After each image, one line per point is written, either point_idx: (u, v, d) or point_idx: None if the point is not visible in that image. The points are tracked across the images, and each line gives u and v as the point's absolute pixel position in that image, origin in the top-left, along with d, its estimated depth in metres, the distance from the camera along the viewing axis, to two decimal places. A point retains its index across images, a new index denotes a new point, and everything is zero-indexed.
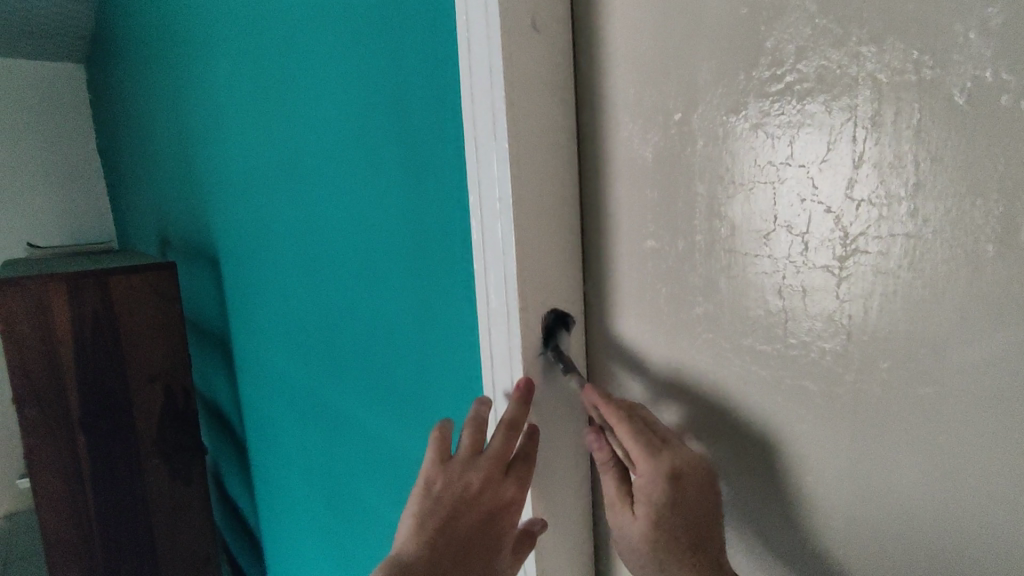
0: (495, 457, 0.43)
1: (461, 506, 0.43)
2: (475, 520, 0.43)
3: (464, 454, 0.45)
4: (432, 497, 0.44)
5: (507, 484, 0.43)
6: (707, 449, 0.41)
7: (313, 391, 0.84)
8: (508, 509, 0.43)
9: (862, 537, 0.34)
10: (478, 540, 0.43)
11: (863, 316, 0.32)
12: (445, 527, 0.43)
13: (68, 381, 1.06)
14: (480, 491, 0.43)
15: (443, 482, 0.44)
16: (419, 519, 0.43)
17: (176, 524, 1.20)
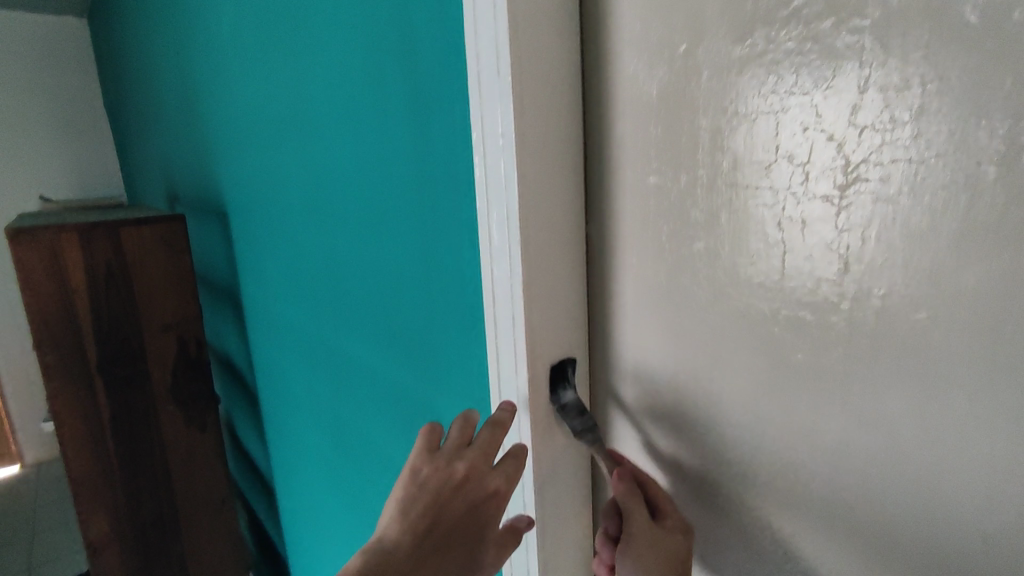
0: (483, 447, 0.46)
1: (447, 491, 0.45)
2: (461, 505, 0.45)
3: (452, 443, 0.47)
4: (419, 482, 0.45)
5: (494, 472, 0.46)
6: (704, 381, 0.42)
7: (323, 339, 0.87)
8: (493, 498, 0.45)
9: (851, 463, 0.35)
10: (462, 523, 0.45)
11: (860, 245, 0.32)
12: (431, 511, 0.44)
13: (85, 331, 0.99)
14: (466, 478, 0.45)
15: (431, 470, 0.46)
16: (406, 502, 0.45)
17: (196, 476, 1.15)
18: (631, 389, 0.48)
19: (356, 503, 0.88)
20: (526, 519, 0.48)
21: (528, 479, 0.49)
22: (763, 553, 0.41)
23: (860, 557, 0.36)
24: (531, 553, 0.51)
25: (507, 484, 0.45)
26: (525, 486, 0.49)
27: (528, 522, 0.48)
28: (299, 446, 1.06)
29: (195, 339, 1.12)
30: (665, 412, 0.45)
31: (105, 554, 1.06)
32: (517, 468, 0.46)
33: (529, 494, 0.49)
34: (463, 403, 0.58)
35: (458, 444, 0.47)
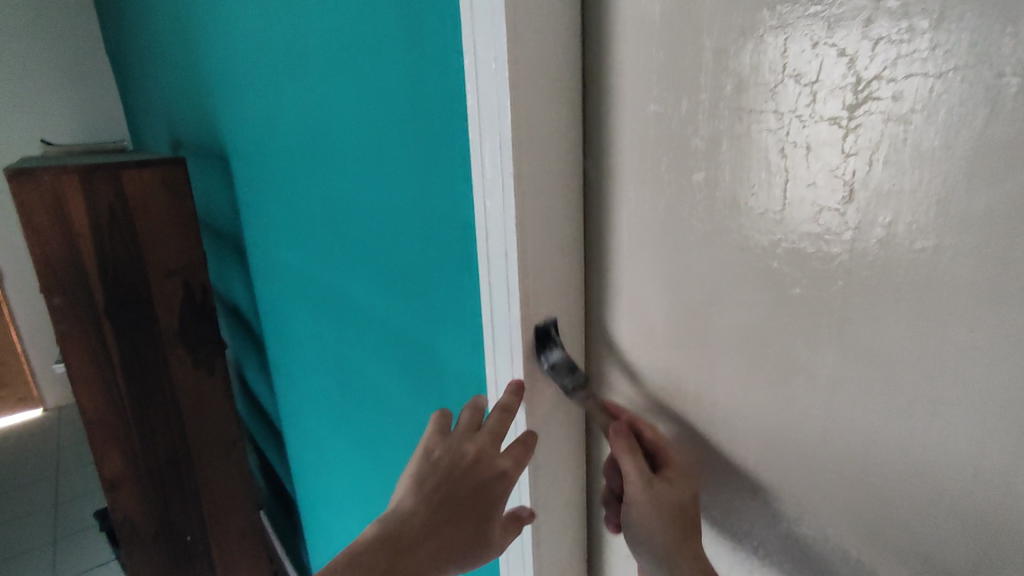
0: (492, 432, 0.47)
1: (457, 470, 0.47)
2: (469, 484, 0.46)
3: (462, 427, 0.49)
4: (431, 461, 0.48)
5: (502, 454, 0.46)
6: (697, 320, 0.41)
7: (326, 284, 0.86)
8: (500, 481, 0.46)
9: (843, 400, 0.33)
10: (470, 501, 0.46)
11: (866, 171, 0.30)
12: (441, 487, 0.46)
13: (91, 274, 0.99)
14: (476, 459, 0.47)
15: (442, 450, 0.48)
16: (417, 478, 0.47)
17: (208, 416, 1.18)
18: (626, 328, 0.47)
19: (360, 444, 0.90)
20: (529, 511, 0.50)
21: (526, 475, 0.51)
22: (753, 491, 0.40)
23: (850, 496, 0.35)
24: (525, 542, 0.52)
25: (514, 466, 0.46)
26: (522, 481, 0.51)
27: (529, 511, 0.49)
28: (305, 389, 1.07)
29: (201, 285, 1.13)
30: (660, 351, 0.44)
31: (122, 491, 1.09)
32: (525, 451, 0.46)
33: (525, 489, 0.51)
34: (460, 345, 0.57)
35: (468, 428, 0.48)
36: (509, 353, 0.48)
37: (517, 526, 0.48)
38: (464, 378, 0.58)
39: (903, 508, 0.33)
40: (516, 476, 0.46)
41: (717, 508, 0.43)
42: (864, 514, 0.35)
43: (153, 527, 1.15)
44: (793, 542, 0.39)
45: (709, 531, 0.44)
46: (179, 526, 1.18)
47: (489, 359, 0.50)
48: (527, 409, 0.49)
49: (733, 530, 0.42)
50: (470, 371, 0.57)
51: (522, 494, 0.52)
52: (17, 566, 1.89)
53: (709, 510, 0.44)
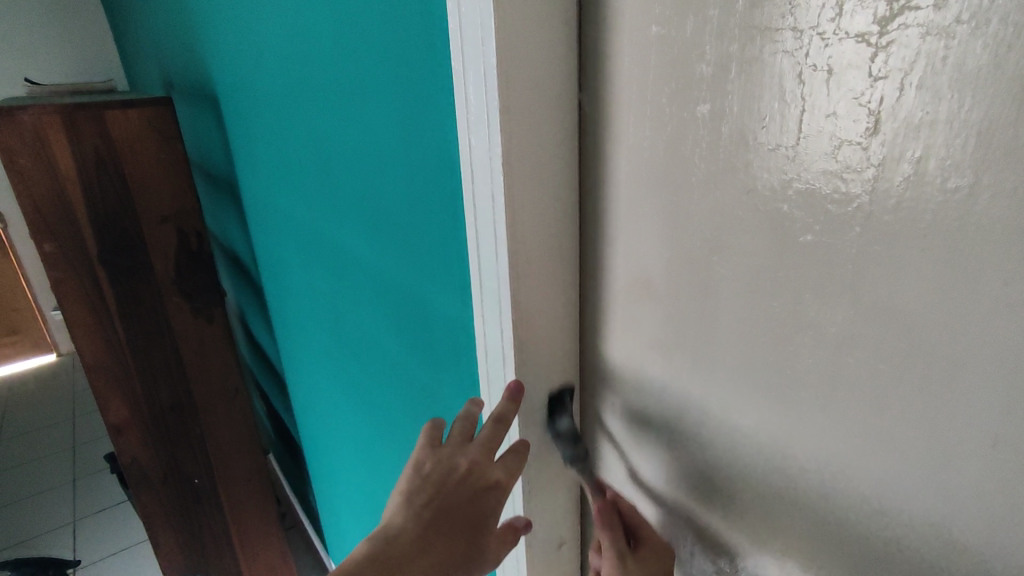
0: (484, 442, 0.48)
1: (448, 483, 0.48)
2: (461, 495, 0.47)
3: (454, 439, 0.50)
4: (422, 474, 0.49)
5: (494, 465, 0.47)
6: (698, 269, 0.37)
7: (318, 232, 0.84)
8: (493, 492, 0.47)
9: (856, 360, 0.30)
10: (462, 514, 0.47)
11: (897, 96, 0.26)
12: (433, 501, 0.47)
13: (82, 220, 0.97)
14: (468, 470, 0.48)
15: (433, 463, 0.49)
16: (409, 492, 0.48)
17: (210, 365, 1.18)
18: (623, 278, 0.43)
19: (358, 392, 0.89)
20: (524, 520, 0.50)
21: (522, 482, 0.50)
22: (751, 453, 0.38)
23: (851, 465, 0.32)
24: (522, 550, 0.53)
25: (506, 478, 0.47)
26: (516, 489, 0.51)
27: (524, 521, 0.49)
28: (303, 337, 1.06)
29: (196, 232, 1.10)
30: (657, 303, 0.41)
31: (128, 435, 1.11)
32: (516, 462, 0.47)
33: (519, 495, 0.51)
34: (449, 295, 0.55)
35: (460, 441, 0.49)
36: (496, 307, 0.45)
37: (512, 535, 0.48)
38: (453, 330, 0.56)
39: (908, 481, 0.30)
40: (508, 487, 0.47)
41: (713, 468, 0.41)
42: (866, 486, 0.32)
43: (161, 470, 1.17)
44: (792, 507, 0.37)
45: (704, 491, 0.43)
46: (186, 470, 1.21)
47: (477, 311, 0.47)
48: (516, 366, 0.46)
49: (730, 492, 0.40)
50: (458, 322, 0.55)
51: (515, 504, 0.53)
52: (41, 502, 1.97)
53: (705, 470, 0.42)
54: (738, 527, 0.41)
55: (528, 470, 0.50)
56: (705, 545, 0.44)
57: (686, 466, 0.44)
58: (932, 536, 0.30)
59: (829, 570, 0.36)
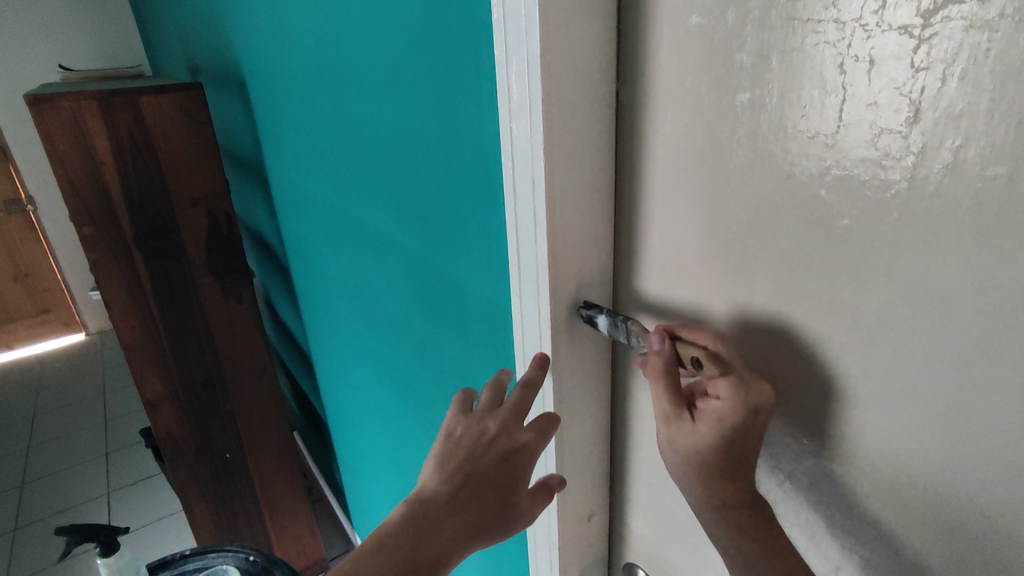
0: (513, 408, 0.49)
1: (479, 446, 0.49)
2: (493, 458, 0.49)
3: (483, 405, 0.51)
4: (453, 440, 0.50)
5: (524, 427, 0.49)
6: (733, 252, 0.39)
7: (348, 215, 0.86)
8: (524, 452, 0.49)
9: (892, 338, 0.32)
10: (492, 477, 0.48)
11: (939, 87, 0.26)
12: (466, 464, 0.49)
13: (118, 201, 1.00)
14: (496, 434, 0.49)
15: (464, 428, 0.51)
16: (443, 457, 0.50)
17: (239, 342, 1.21)
18: (658, 259, 0.45)
19: (386, 369, 0.91)
20: (556, 477, 0.51)
21: (551, 445, 0.52)
22: (781, 430, 0.40)
23: (883, 444, 0.34)
24: (551, 516, 0.55)
25: (536, 438, 0.49)
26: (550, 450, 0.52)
27: (560, 480, 0.50)
28: (331, 316, 1.09)
29: (225, 214, 1.13)
30: (692, 285, 0.43)
31: (162, 411, 1.16)
32: (547, 424, 0.49)
33: (551, 459, 0.53)
34: (483, 276, 0.56)
35: (490, 405, 0.51)
36: (534, 288, 0.46)
37: (546, 495, 0.50)
38: (486, 309, 0.58)
39: (937, 459, 0.31)
40: (539, 448, 0.49)
41: None
42: (895, 461, 0.33)
43: (193, 445, 1.21)
44: (820, 478, 0.38)
45: None
46: (218, 444, 1.25)
47: (514, 292, 0.49)
48: (553, 346, 0.48)
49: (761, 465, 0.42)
50: (493, 302, 0.56)
51: (548, 463, 0.54)
52: (75, 475, 2.04)
53: None
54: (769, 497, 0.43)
55: (560, 444, 0.52)
56: None
57: None
58: (957, 509, 0.31)
59: (855, 539, 0.38)
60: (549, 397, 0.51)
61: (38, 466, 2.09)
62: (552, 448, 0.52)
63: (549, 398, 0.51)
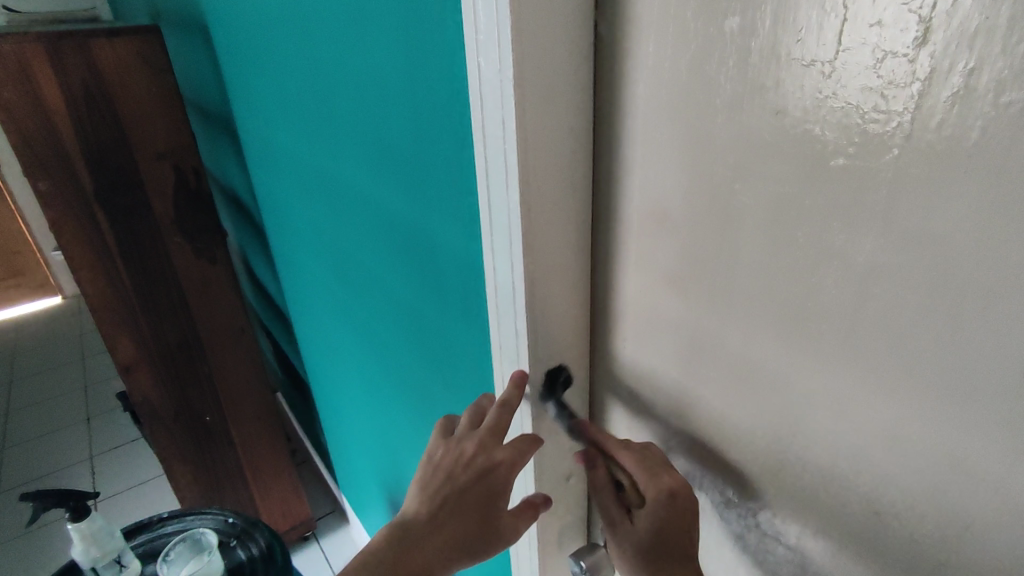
0: (489, 429, 0.49)
1: (458, 467, 0.50)
2: (470, 478, 0.50)
3: (462, 429, 0.52)
4: (434, 463, 0.52)
5: (501, 447, 0.49)
6: (717, 201, 0.36)
7: (319, 167, 0.82)
8: (501, 470, 0.49)
9: (887, 286, 0.29)
10: (471, 496, 0.50)
11: (951, 2, 0.23)
12: (445, 486, 0.50)
13: (74, 155, 0.95)
14: (473, 455, 0.50)
15: (444, 451, 0.52)
16: (424, 480, 0.52)
17: (216, 304, 1.17)
18: (639, 209, 0.42)
19: (363, 327, 0.88)
20: (541, 495, 0.52)
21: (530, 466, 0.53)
22: (765, 387, 0.38)
23: (870, 401, 0.32)
24: (527, 483, 0.55)
25: (513, 458, 0.48)
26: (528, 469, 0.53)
27: (543, 497, 0.51)
28: (308, 274, 1.05)
29: (193, 169, 1.07)
30: (674, 234, 0.40)
31: (137, 374, 1.13)
32: (526, 445, 0.48)
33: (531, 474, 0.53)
34: (456, 229, 0.53)
35: (470, 427, 0.51)
36: (507, 241, 0.43)
37: (531, 512, 0.51)
38: (460, 264, 0.55)
39: (928, 417, 0.30)
40: (517, 465, 0.49)
41: (724, 405, 0.41)
42: (882, 418, 0.32)
43: (171, 408, 1.19)
44: (803, 442, 0.37)
45: (717, 427, 0.42)
46: (197, 407, 1.23)
47: (486, 245, 0.46)
48: (528, 309, 0.45)
49: (742, 428, 0.40)
50: (466, 257, 0.53)
51: (527, 483, 0.55)
52: (57, 439, 2.03)
53: (718, 407, 0.42)
54: (750, 458, 0.41)
55: (537, 408, 0.50)
56: (713, 476, 0.45)
57: (695, 402, 0.43)
58: (944, 468, 0.30)
59: (838, 503, 0.36)
60: (525, 417, 0.51)
61: (19, 431, 2.08)
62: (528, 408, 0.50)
63: (525, 420, 0.51)
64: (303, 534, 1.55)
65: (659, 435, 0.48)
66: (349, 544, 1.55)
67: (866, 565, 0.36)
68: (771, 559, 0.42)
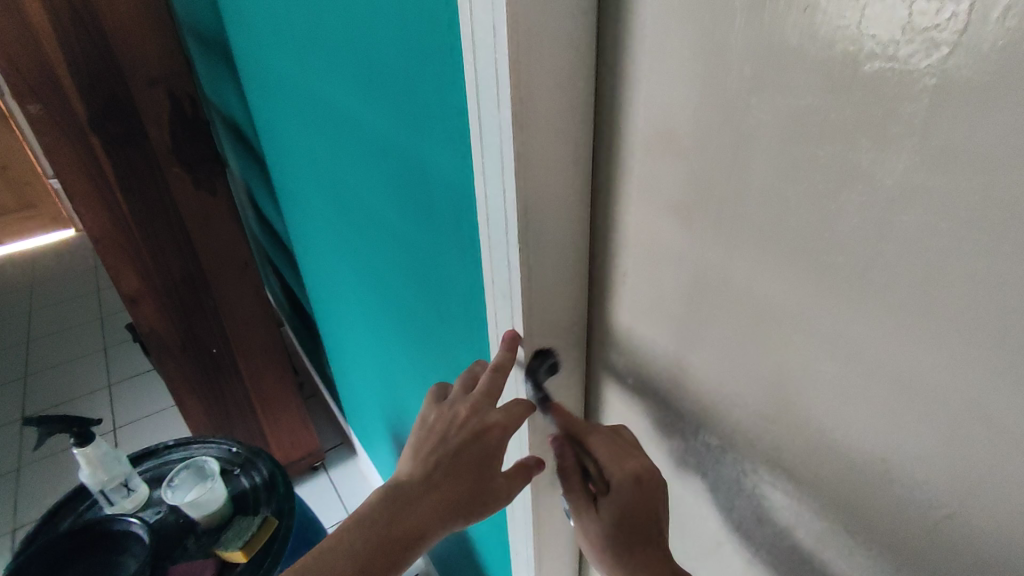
0: (483, 391, 0.48)
1: (452, 427, 0.50)
2: (465, 438, 0.49)
3: (456, 392, 0.52)
4: (427, 426, 0.52)
5: (495, 409, 0.48)
6: (731, 121, 0.32)
7: (312, 93, 0.77)
8: (495, 431, 0.48)
9: (922, 214, 0.25)
10: (465, 456, 0.49)
11: None
12: (439, 447, 0.50)
13: (64, 79, 0.91)
14: (468, 415, 0.49)
15: (437, 414, 0.51)
16: (417, 442, 0.51)
17: (217, 237, 1.15)
18: (643, 131, 0.38)
19: (363, 262, 0.86)
20: (535, 458, 0.51)
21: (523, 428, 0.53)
22: (772, 329, 0.35)
23: (887, 344, 0.29)
24: (523, 437, 0.54)
25: (507, 420, 0.48)
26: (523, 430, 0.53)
27: (536, 460, 0.51)
28: (308, 208, 1.02)
29: (189, 96, 1.02)
30: (682, 160, 0.36)
31: (142, 305, 1.13)
32: (520, 408, 0.48)
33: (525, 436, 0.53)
34: (447, 154, 0.50)
35: (464, 390, 0.51)
36: (499, 165, 0.39)
37: (523, 475, 0.50)
38: (453, 192, 0.52)
39: (949, 363, 0.27)
40: (510, 429, 0.48)
41: (727, 348, 0.38)
42: (899, 364, 0.29)
43: (178, 340, 1.20)
44: (810, 388, 0.34)
45: (721, 371, 0.40)
46: (204, 339, 1.23)
47: (477, 169, 0.42)
48: (523, 244, 0.42)
49: (746, 374, 0.38)
50: (458, 185, 0.50)
51: (521, 443, 0.55)
52: (76, 367, 2.08)
53: (720, 350, 0.39)
54: (751, 404, 0.38)
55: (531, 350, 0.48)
56: (711, 421, 0.43)
57: (695, 343, 0.41)
58: (963, 419, 0.27)
59: (842, 452, 0.34)
60: (519, 383, 0.51)
61: (40, 359, 2.14)
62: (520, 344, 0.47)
63: (520, 385, 0.51)
64: (312, 464, 1.60)
65: (658, 378, 0.46)
66: (357, 475, 1.60)
67: (865, 517, 0.34)
68: (765, 506, 0.41)
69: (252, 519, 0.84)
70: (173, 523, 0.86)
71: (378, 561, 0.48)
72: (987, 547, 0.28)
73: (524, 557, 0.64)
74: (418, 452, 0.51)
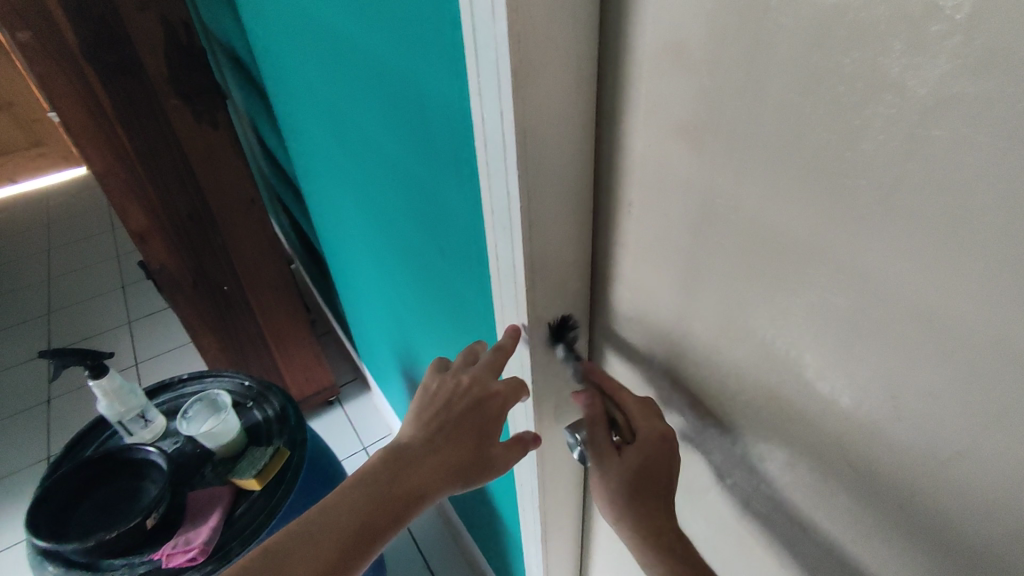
0: (487, 363, 0.50)
1: (455, 395, 0.51)
2: (467, 405, 0.51)
3: (457, 365, 0.54)
4: (430, 394, 0.53)
5: (497, 380, 0.51)
6: (748, 29, 0.29)
7: (305, 15, 0.72)
8: (494, 401, 0.51)
9: (957, 125, 0.23)
10: (466, 421, 0.51)
11: None
12: (441, 413, 0.51)
13: (51, 6, 0.87)
14: (470, 384, 0.51)
15: (439, 384, 0.53)
16: (420, 409, 0.52)
17: (222, 174, 1.13)
18: (653, 43, 0.34)
19: (367, 196, 0.84)
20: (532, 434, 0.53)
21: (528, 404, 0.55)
22: (783, 261, 0.33)
23: (906, 273, 0.27)
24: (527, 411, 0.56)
25: (507, 392, 0.51)
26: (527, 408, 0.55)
27: (534, 436, 0.51)
28: (311, 140, 0.99)
29: (183, 22, 0.98)
30: (693, 74, 0.33)
31: (151, 243, 1.13)
32: (517, 384, 0.51)
33: (530, 413, 0.55)
34: (443, 77, 0.47)
35: (466, 363, 0.53)
36: (495, 88, 0.36)
37: (521, 447, 0.51)
38: (450, 120, 0.49)
39: (976, 296, 0.25)
40: (509, 399, 0.51)
41: (735, 282, 0.37)
42: (918, 294, 0.27)
43: (190, 277, 1.21)
44: (820, 324, 0.32)
45: (730, 310, 0.38)
46: (215, 277, 1.24)
47: (473, 89, 0.39)
48: (522, 177, 0.39)
49: (754, 309, 0.36)
50: (456, 111, 0.48)
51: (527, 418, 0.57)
52: (95, 305, 2.13)
53: (728, 286, 0.37)
54: (759, 342, 0.37)
55: (534, 290, 0.46)
56: (714, 359, 0.41)
57: (702, 278, 0.39)
58: (986, 354, 0.25)
59: (850, 390, 0.32)
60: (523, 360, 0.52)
61: (60, 297, 2.18)
62: (521, 278, 0.45)
63: (525, 361, 0.51)
64: (327, 399, 1.64)
65: (663, 315, 0.44)
66: (371, 410, 1.64)
67: (868, 457, 0.33)
68: (768, 441, 0.40)
69: (265, 449, 0.87)
70: (190, 453, 0.88)
71: (379, 518, 0.48)
72: (995, 487, 0.27)
73: (528, 491, 0.65)
74: (420, 417, 0.52)
